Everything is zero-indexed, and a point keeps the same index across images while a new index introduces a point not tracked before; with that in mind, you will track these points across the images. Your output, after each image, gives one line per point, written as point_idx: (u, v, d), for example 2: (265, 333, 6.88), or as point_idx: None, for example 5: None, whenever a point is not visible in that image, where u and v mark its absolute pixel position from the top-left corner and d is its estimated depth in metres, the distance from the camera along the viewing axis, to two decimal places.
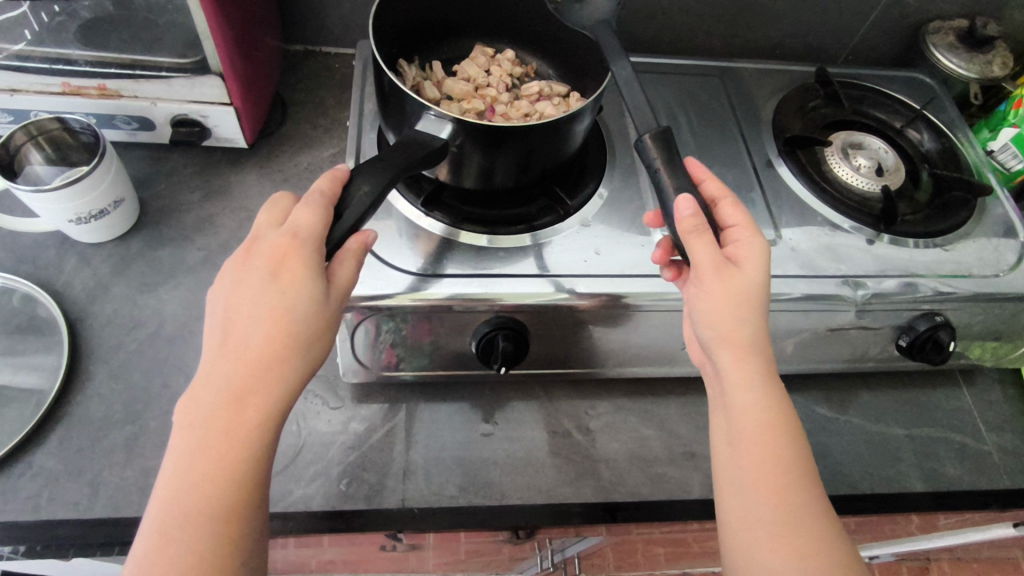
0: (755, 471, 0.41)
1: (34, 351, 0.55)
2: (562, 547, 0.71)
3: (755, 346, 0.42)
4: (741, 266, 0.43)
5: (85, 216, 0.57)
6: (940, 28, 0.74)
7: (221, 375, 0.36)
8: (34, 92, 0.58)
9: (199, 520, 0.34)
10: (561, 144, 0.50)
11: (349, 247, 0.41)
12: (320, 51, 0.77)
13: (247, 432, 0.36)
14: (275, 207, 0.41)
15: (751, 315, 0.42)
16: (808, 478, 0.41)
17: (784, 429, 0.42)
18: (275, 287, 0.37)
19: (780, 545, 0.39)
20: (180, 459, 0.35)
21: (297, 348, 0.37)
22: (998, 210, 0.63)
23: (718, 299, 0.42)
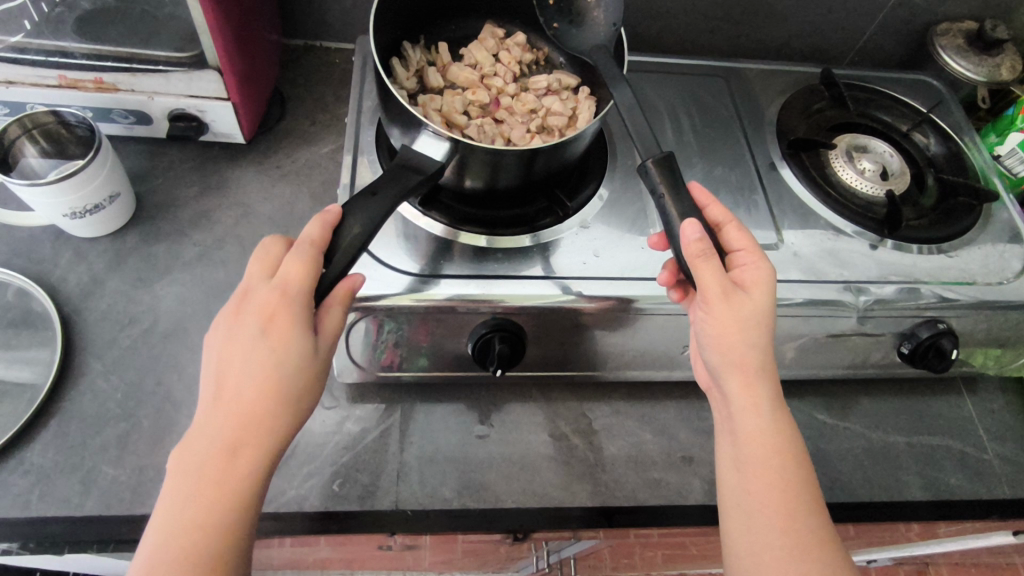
0: (758, 497, 0.41)
1: (28, 346, 0.55)
2: (557, 548, 0.71)
3: (764, 371, 0.42)
4: (749, 294, 0.42)
5: (79, 210, 0.57)
6: (948, 30, 0.72)
7: (213, 427, 0.36)
8: (29, 84, 0.58)
9: (188, 566, 0.34)
10: (564, 147, 0.49)
11: (337, 292, 0.41)
12: (320, 46, 0.76)
13: (236, 482, 0.36)
14: (265, 255, 0.41)
15: (760, 340, 0.42)
16: (809, 497, 0.41)
17: (788, 453, 0.42)
18: (265, 346, 0.37)
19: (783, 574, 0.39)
20: (172, 508, 0.35)
21: (286, 402, 0.37)
22: (1003, 217, 0.62)
23: (722, 319, 0.41)
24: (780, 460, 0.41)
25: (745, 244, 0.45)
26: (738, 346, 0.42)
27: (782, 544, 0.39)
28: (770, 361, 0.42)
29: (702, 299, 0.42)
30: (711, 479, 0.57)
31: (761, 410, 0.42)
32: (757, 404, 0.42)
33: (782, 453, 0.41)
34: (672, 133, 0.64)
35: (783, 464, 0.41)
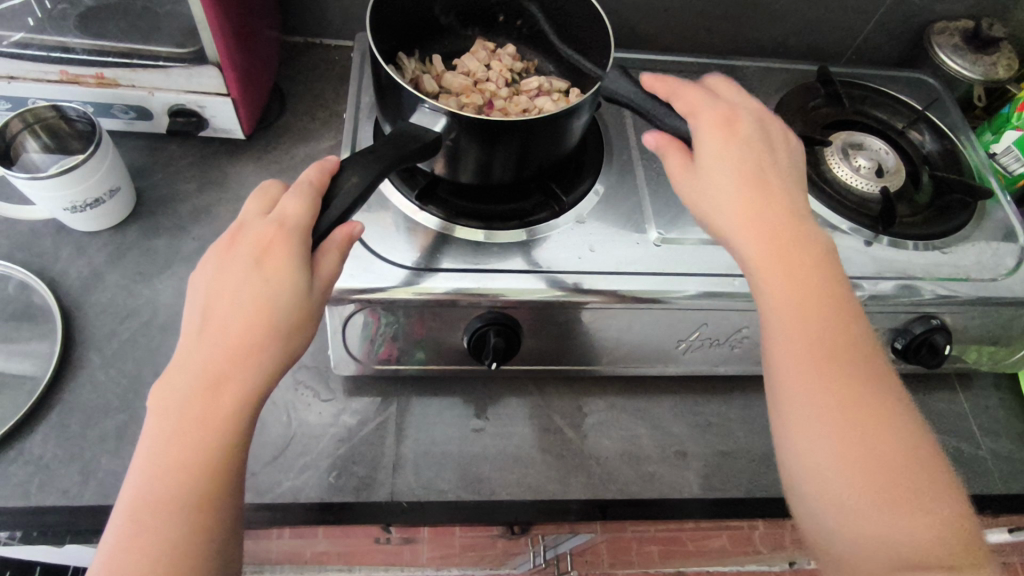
0: (812, 367, 0.39)
1: (28, 338, 0.56)
2: (554, 543, 0.71)
3: (755, 230, 0.42)
4: (712, 164, 0.43)
5: (80, 204, 0.57)
6: (945, 29, 0.73)
7: (198, 359, 0.36)
8: (31, 79, 0.58)
9: (171, 508, 0.34)
10: (559, 139, 0.49)
11: (333, 239, 0.40)
12: (320, 43, 0.76)
13: (224, 418, 0.35)
14: (264, 195, 0.42)
15: (763, 203, 0.42)
16: (835, 346, 0.40)
17: (840, 309, 0.41)
18: (258, 276, 0.37)
19: (850, 453, 0.38)
20: (156, 445, 0.35)
21: (276, 336, 0.37)
22: (998, 214, 0.63)
23: (693, 199, 0.44)
24: (827, 315, 0.40)
25: (688, 102, 0.47)
26: (737, 217, 0.42)
27: (845, 413, 0.38)
28: (780, 207, 0.43)
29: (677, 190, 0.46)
30: (705, 473, 0.58)
31: (791, 274, 0.41)
32: (789, 272, 0.41)
33: (828, 310, 0.41)
34: None
35: (834, 322, 0.40)
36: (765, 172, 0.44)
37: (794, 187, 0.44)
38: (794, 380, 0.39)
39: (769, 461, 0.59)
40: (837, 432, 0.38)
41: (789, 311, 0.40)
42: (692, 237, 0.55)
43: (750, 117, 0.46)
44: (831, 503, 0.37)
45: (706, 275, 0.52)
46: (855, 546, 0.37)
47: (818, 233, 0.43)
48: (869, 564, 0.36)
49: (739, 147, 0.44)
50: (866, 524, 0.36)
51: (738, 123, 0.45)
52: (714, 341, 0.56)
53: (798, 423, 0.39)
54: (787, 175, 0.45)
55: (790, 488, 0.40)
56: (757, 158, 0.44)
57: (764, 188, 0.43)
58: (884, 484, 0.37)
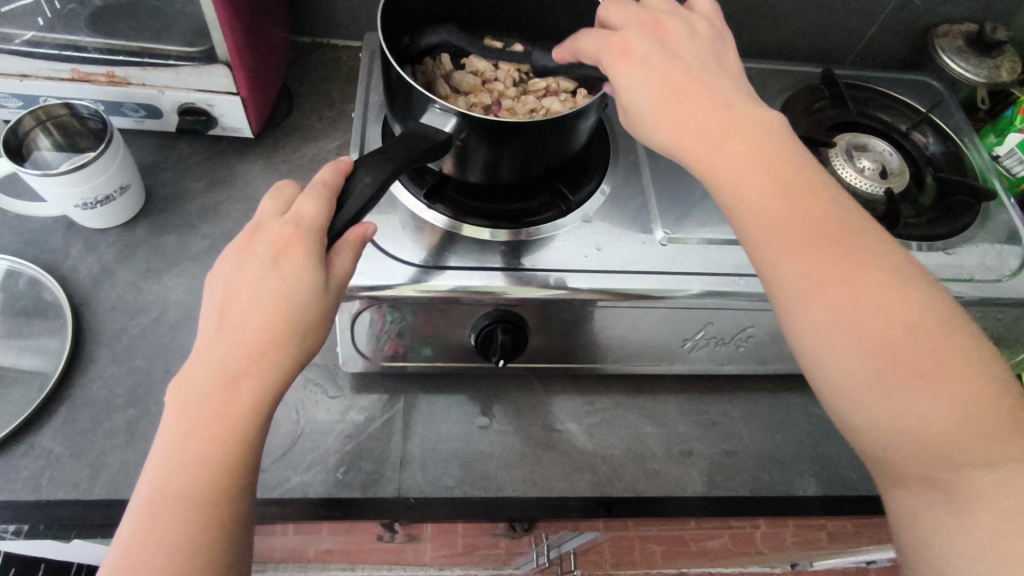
0: (798, 266, 0.38)
1: (39, 334, 0.56)
2: (558, 542, 0.72)
3: (700, 141, 0.41)
4: (627, 92, 0.44)
5: (91, 201, 0.58)
6: (949, 32, 0.73)
7: (216, 356, 0.36)
8: (43, 77, 0.59)
9: (189, 504, 0.34)
10: (567, 139, 0.50)
11: (348, 238, 0.40)
12: (328, 43, 0.77)
13: (241, 415, 0.36)
14: (280, 195, 0.42)
15: (693, 109, 0.42)
16: (815, 237, 0.39)
17: (809, 192, 0.40)
18: (276, 274, 0.38)
19: (858, 348, 0.37)
20: (173, 441, 0.35)
21: (293, 334, 0.37)
22: (1001, 216, 0.63)
23: (644, 131, 0.44)
24: (800, 202, 0.39)
25: (587, 53, 0.47)
26: (677, 135, 0.42)
27: (846, 308, 0.37)
28: (708, 105, 0.42)
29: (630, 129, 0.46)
30: (710, 471, 0.58)
31: (751, 171, 0.40)
32: (751, 171, 0.40)
33: (798, 196, 0.40)
34: None
35: (808, 207, 0.39)
36: (681, 75, 0.43)
37: (715, 81, 0.44)
38: (784, 288, 0.39)
39: (773, 460, 0.59)
40: (842, 327, 0.37)
41: (763, 211, 0.39)
42: (698, 237, 0.55)
43: (641, 30, 0.46)
44: (865, 411, 0.37)
45: (711, 274, 0.53)
46: (903, 445, 0.36)
47: (761, 121, 0.42)
48: (918, 456, 0.36)
49: (645, 65, 0.44)
50: (902, 415, 0.36)
51: (634, 44, 0.45)
52: (719, 340, 0.56)
53: (802, 333, 0.39)
54: (702, 71, 0.44)
55: (829, 409, 0.40)
56: (664, 68, 0.44)
57: (687, 93, 0.43)
58: (902, 366, 0.36)
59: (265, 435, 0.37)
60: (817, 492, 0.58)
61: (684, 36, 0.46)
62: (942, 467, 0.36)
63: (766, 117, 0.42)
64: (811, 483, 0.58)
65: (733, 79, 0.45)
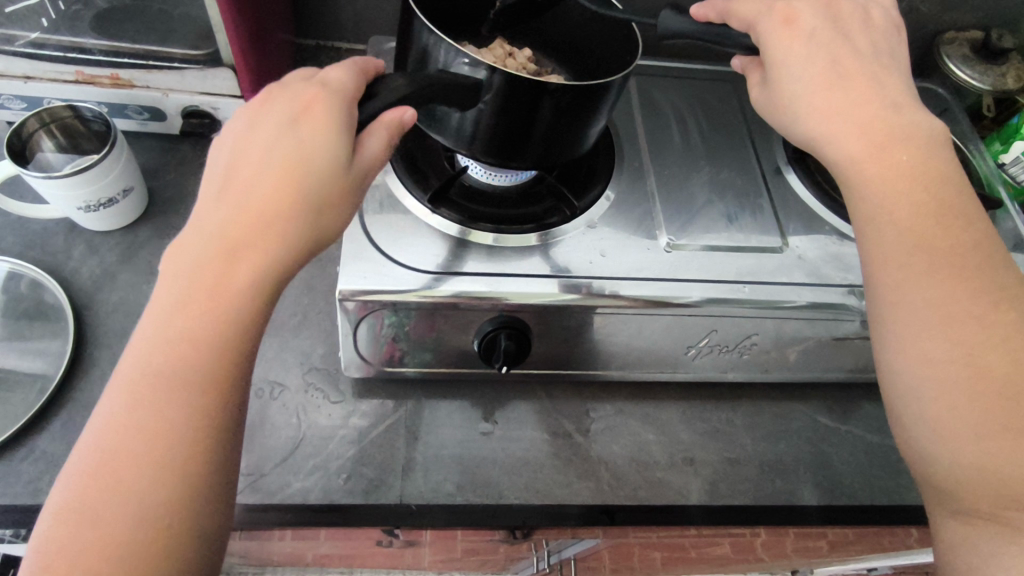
0: (924, 279, 0.39)
1: (40, 337, 0.56)
2: (557, 548, 0.73)
3: (863, 134, 0.42)
4: (781, 68, 0.44)
5: (94, 204, 0.58)
6: (954, 39, 0.73)
7: (223, 214, 0.36)
8: (47, 79, 0.59)
9: (172, 394, 0.34)
10: (578, 139, 0.48)
11: (383, 119, 0.39)
12: (331, 46, 0.77)
13: (239, 290, 0.36)
14: (306, 71, 0.42)
15: (851, 103, 0.43)
16: (946, 255, 0.40)
17: (950, 218, 0.40)
18: (292, 132, 0.38)
19: (969, 375, 0.37)
20: (163, 313, 0.35)
21: (300, 202, 0.37)
22: (1007, 224, 0.62)
23: (812, 110, 0.43)
24: (945, 223, 0.40)
25: (742, 15, 0.47)
26: (825, 123, 0.43)
27: (965, 333, 0.38)
28: (872, 102, 0.43)
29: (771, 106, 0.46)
30: (712, 480, 0.58)
31: (896, 177, 0.41)
32: (898, 178, 0.41)
33: (943, 217, 0.40)
34: (679, 136, 0.65)
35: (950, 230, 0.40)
36: (852, 65, 0.44)
37: (885, 78, 0.44)
38: (901, 291, 0.40)
39: (776, 468, 0.59)
40: (954, 347, 0.38)
41: (896, 219, 0.41)
42: (701, 244, 0.55)
43: (816, 7, 0.46)
44: (956, 439, 0.37)
45: (715, 281, 0.52)
46: (980, 479, 0.36)
47: (927, 132, 0.43)
48: (989, 490, 0.36)
49: (812, 45, 0.44)
50: (989, 449, 0.36)
51: (800, 18, 0.45)
52: (723, 348, 0.56)
53: (909, 336, 0.39)
54: (873, 67, 0.44)
55: (896, 416, 0.40)
56: (833, 51, 0.44)
57: (857, 88, 0.43)
58: (1006, 407, 0.37)
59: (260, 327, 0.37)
60: (820, 502, 0.58)
61: (859, 24, 0.46)
62: (1007, 507, 0.36)
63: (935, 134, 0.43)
64: (814, 492, 0.58)
65: (903, 78, 0.45)
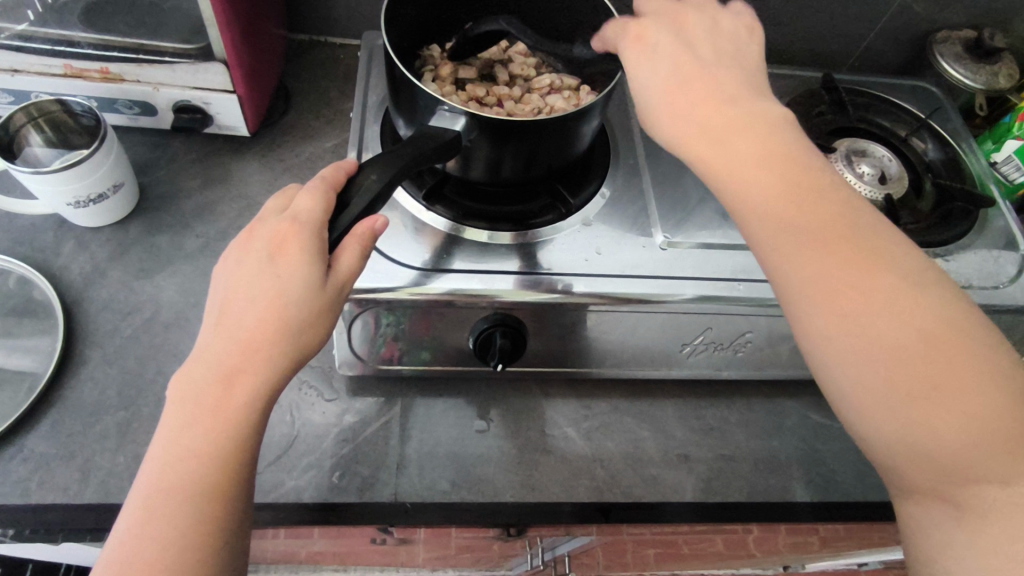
0: (804, 262, 0.37)
1: (29, 334, 0.55)
2: (552, 545, 0.70)
3: (710, 133, 0.40)
4: (631, 72, 0.44)
5: (83, 199, 0.57)
6: (947, 37, 0.74)
7: (215, 352, 0.36)
8: (35, 73, 0.58)
9: (181, 496, 0.34)
10: (567, 142, 0.49)
11: (353, 233, 0.39)
12: (325, 40, 0.76)
13: (235, 415, 0.35)
14: (283, 194, 0.42)
15: (694, 105, 0.41)
16: (820, 235, 0.37)
17: (818, 200, 0.38)
18: (272, 271, 0.37)
19: (872, 358, 0.35)
20: (167, 444, 0.35)
21: (289, 332, 0.36)
22: (999, 221, 0.62)
23: (665, 115, 0.42)
24: (818, 207, 0.38)
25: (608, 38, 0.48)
26: (679, 133, 0.41)
27: (853, 313, 0.36)
28: (716, 100, 0.41)
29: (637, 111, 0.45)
30: (707, 478, 0.58)
31: (755, 170, 0.39)
32: (758, 176, 0.39)
33: (811, 206, 0.38)
34: None
35: (819, 212, 0.38)
36: (694, 69, 0.42)
37: (725, 76, 0.43)
38: (799, 292, 0.37)
39: (770, 465, 0.59)
40: (847, 328, 0.36)
41: (763, 212, 0.39)
42: (697, 242, 0.55)
43: (659, 20, 0.46)
44: (880, 419, 0.35)
45: (711, 279, 0.52)
46: (914, 458, 0.35)
47: (772, 120, 0.41)
48: (926, 469, 0.34)
49: (653, 50, 0.44)
50: (916, 426, 0.34)
51: (647, 31, 0.45)
52: (718, 345, 0.56)
53: (805, 323, 0.38)
54: (710, 65, 0.43)
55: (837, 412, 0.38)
56: (675, 57, 0.43)
57: (698, 89, 0.42)
58: (910, 380, 0.35)
59: (262, 431, 0.37)
60: (812, 499, 0.58)
61: (700, 25, 0.46)
62: (960, 483, 0.34)
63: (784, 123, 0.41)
64: (806, 488, 0.58)
65: (742, 73, 0.44)
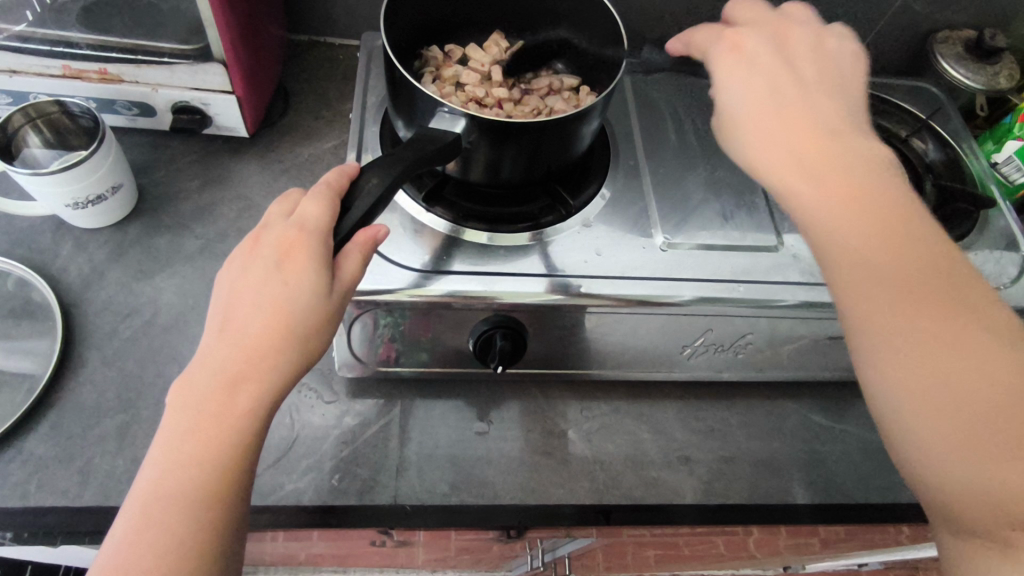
0: (886, 294, 0.36)
1: (28, 336, 0.55)
2: (552, 546, 0.70)
3: (801, 158, 0.40)
4: (724, 85, 0.45)
5: (82, 201, 0.57)
6: (947, 38, 0.73)
7: (217, 358, 0.36)
8: (34, 74, 0.58)
9: (182, 504, 0.33)
10: (567, 143, 0.49)
11: (356, 240, 0.39)
12: (324, 41, 0.76)
13: (237, 421, 0.35)
14: (287, 199, 0.41)
15: (787, 129, 0.41)
16: (906, 269, 0.36)
17: (905, 234, 0.37)
18: (278, 277, 0.37)
19: (945, 393, 0.34)
20: (167, 450, 0.34)
21: (293, 339, 0.36)
22: (1000, 222, 0.62)
23: (756, 134, 0.42)
24: (902, 240, 0.37)
25: (696, 45, 0.49)
26: (764, 151, 0.41)
27: (936, 351, 0.35)
28: (813, 125, 0.41)
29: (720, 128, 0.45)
30: (708, 479, 0.58)
31: (843, 198, 0.38)
32: (842, 201, 0.38)
33: (905, 240, 0.37)
34: (675, 134, 0.64)
35: (908, 249, 0.37)
36: (795, 91, 0.43)
37: (822, 102, 0.43)
38: (869, 318, 0.37)
39: (770, 467, 0.59)
40: (926, 365, 0.35)
41: (850, 238, 0.37)
42: (697, 243, 0.55)
43: (762, 35, 0.47)
44: (949, 459, 0.34)
45: (710, 280, 0.52)
46: (981, 500, 0.33)
47: (871, 153, 0.40)
48: (989, 513, 0.33)
49: (751, 69, 0.44)
50: (985, 470, 0.33)
51: (746, 44, 0.46)
52: (719, 347, 0.56)
53: (880, 354, 0.36)
54: (812, 90, 0.43)
55: (890, 444, 0.37)
56: (773, 75, 0.44)
57: (795, 113, 0.42)
58: (993, 424, 0.33)
59: (263, 438, 0.37)
60: (813, 501, 0.58)
61: (807, 48, 0.46)
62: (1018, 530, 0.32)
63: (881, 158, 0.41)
64: (807, 490, 0.58)
65: (845, 102, 0.44)
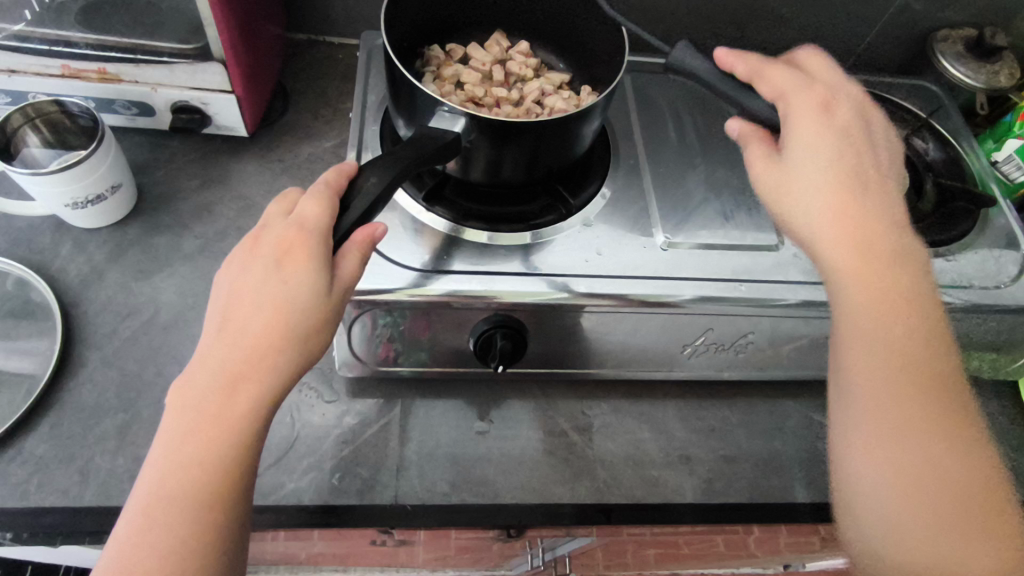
0: (889, 379, 0.40)
1: (27, 336, 0.55)
2: (552, 545, 0.70)
3: (853, 238, 0.43)
4: (809, 144, 0.45)
5: (81, 201, 0.57)
6: (948, 37, 0.73)
7: (217, 358, 0.35)
8: (32, 73, 0.58)
9: (183, 504, 0.33)
10: (569, 142, 0.49)
11: (355, 239, 0.39)
12: (324, 40, 0.76)
13: (237, 422, 0.35)
14: (286, 198, 0.41)
15: (846, 208, 0.43)
16: (919, 366, 0.40)
17: (916, 335, 0.41)
18: (279, 277, 0.37)
19: (922, 477, 0.39)
20: (167, 450, 0.34)
21: (293, 339, 0.36)
22: (1000, 220, 0.62)
23: (807, 205, 0.44)
24: (918, 341, 0.41)
25: (777, 86, 0.47)
26: (818, 223, 0.43)
27: (924, 440, 0.39)
28: (873, 212, 0.43)
29: (767, 186, 0.46)
30: (708, 478, 0.58)
31: (879, 291, 0.42)
32: (879, 292, 0.42)
33: (924, 343, 0.41)
34: (675, 133, 0.64)
35: (924, 351, 0.41)
36: (865, 176, 0.44)
37: (888, 193, 0.45)
38: (873, 396, 0.40)
39: (771, 466, 0.59)
40: (907, 446, 0.39)
41: (873, 325, 0.41)
42: (697, 242, 0.55)
43: (852, 106, 0.47)
44: (899, 525, 0.38)
45: (711, 279, 0.52)
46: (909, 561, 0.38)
47: (913, 256, 0.43)
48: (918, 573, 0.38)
49: (838, 138, 0.45)
50: (927, 543, 0.38)
51: (836, 107, 0.46)
52: (719, 346, 0.56)
53: (871, 424, 0.40)
54: (881, 179, 0.45)
55: (845, 496, 0.41)
56: (856, 151, 0.45)
57: (859, 199, 0.44)
58: (945, 511, 0.38)
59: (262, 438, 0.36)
60: (813, 500, 0.58)
61: (886, 139, 0.49)
62: None
63: (921, 263, 0.44)
64: (807, 489, 0.58)
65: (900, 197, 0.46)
